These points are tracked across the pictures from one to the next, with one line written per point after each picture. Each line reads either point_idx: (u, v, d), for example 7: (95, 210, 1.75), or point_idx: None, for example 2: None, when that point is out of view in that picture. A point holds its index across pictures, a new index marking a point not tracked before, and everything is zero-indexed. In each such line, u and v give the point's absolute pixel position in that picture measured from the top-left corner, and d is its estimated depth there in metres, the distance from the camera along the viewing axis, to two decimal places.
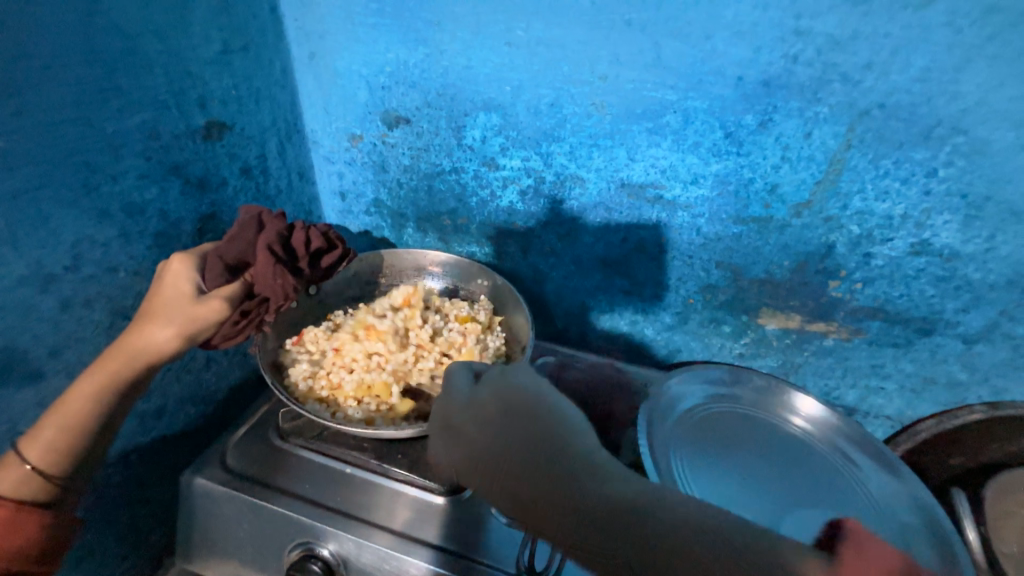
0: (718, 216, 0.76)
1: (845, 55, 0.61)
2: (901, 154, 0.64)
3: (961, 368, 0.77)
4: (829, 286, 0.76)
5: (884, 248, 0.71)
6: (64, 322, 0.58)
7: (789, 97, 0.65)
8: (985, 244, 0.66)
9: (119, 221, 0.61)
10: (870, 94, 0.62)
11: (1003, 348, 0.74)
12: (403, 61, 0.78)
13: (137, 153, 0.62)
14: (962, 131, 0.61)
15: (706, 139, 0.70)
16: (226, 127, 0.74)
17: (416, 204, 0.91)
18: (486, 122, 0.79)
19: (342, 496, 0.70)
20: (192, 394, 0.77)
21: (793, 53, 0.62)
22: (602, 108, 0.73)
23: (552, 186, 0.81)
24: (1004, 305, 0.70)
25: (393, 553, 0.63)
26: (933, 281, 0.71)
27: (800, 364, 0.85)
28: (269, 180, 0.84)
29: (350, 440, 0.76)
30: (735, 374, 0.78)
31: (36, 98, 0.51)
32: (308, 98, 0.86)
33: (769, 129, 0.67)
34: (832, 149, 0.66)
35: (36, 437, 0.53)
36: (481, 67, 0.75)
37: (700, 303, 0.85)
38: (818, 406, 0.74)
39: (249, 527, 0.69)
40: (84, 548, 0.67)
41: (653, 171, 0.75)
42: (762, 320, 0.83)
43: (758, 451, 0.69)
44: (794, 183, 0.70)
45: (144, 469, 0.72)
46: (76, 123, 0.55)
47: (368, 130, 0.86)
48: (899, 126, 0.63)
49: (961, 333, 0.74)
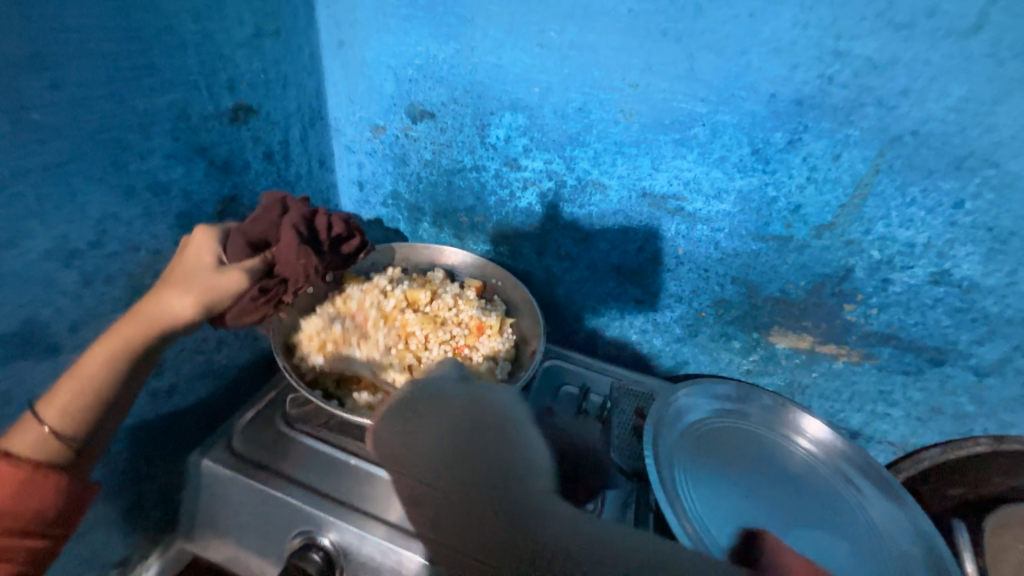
0: (738, 232, 0.75)
1: (881, 80, 0.60)
2: (930, 183, 0.64)
3: (969, 398, 0.77)
4: (844, 309, 0.76)
5: (903, 275, 0.70)
6: (85, 298, 0.58)
7: (821, 118, 0.64)
8: (1006, 278, 0.66)
9: (143, 199, 0.61)
10: (903, 121, 0.61)
11: (1014, 383, 0.73)
12: (432, 55, 0.77)
13: (166, 132, 0.62)
14: (993, 164, 0.60)
15: (733, 153, 0.70)
16: (253, 110, 0.74)
17: (434, 198, 0.91)
18: (512, 122, 0.79)
19: (346, 487, 0.70)
20: (202, 374, 0.77)
21: (829, 74, 0.62)
22: (630, 116, 0.72)
23: (573, 191, 0.81)
24: (1019, 339, 0.70)
25: (393, 546, 0.64)
26: (949, 312, 0.71)
27: (808, 384, 0.85)
28: (290, 165, 0.83)
29: (355, 432, 0.76)
30: (743, 391, 0.80)
31: (70, 72, 0.51)
32: (334, 87, 0.86)
33: (797, 148, 0.67)
34: (860, 173, 0.66)
35: (52, 400, 0.53)
36: (511, 66, 0.75)
37: (712, 317, 0.85)
38: (824, 429, 0.76)
39: (252, 511, 0.69)
40: (88, 522, 0.67)
41: (675, 182, 0.75)
42: (773, 339, 0.83)
43: (754, 478, 0.70)
44: (818, 205, 0.69)
45: (152, 447, 0.72)
46: (110, 100, 0.55)
47: (392, 122, 0.85)
48: (930, 154, 0.62)
49: (973, 365, 0.74)
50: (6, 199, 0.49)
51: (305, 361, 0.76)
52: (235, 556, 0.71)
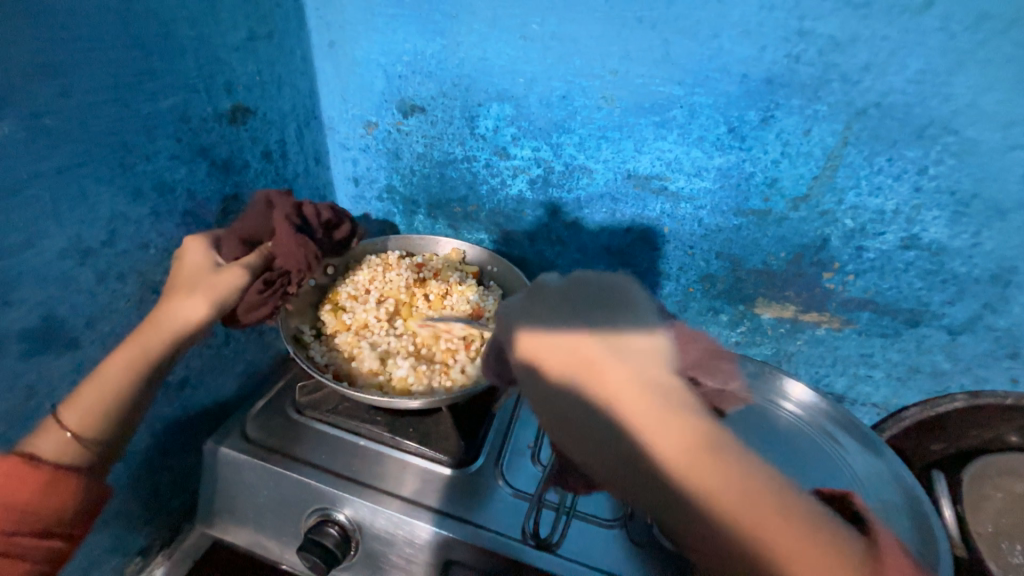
0: (719, 208, 0.79)
1: (845, 56, 0.64)
2: (895, 152, 0.68)
3: (945, 357, 0.81)
4: (822, 278, 0.80)
5: (875, 242, 0.74)
6: (100, 295, 0.61)
7: (790, 95, 0.68)
8: (971, 239, 0.70)
9: (150, 199, 0.64)
10: (867, 94, 0.65)
11: (986, 340, 0.78)
12: (419, 51, 0.80)
13: (169, 134, 0.65)
14: (953, 131, 0.64)
15: (710, 133, 0.73)
16: (250, 111, 0.77)
17: (427, 190, 0.94)
18: (499, 113, 0.82)
19: (357, 466, 0.74)
20: (213, 367, 0.80)
21: (796, 53, 0.65)
22: (611, 101, 0.76)
23: (560, 176, 0.84)
24: (987, 298, 0.74)
25: (405, 517, 0.67)
26: (920, 275, 0.75)
27: (794, 352, 0.89)
28: (288, 164, 0.86)
29: (363, 415, 0.79)
30: (730, 360, 0.85)
31: (79, 79, 0.54)
32: (327, 86, 0.89)
33: (770, 125, 0.70)
34: (829, 146, 0.69)
35: (75, 404, 0.57)
36: (496, 59, 0.78)
37: (699, 292, 0.88)
38: (807, 393, 0.81)
39: (268, 492, 0.72)
40: (112, 509, 0.70)
41: (658, 163, 0.78)
42: (758, 310, 0.87)
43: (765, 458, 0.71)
44: (793, 178, 0.73)
45: (168, 437, 0.75)
46: (115, 104, 0.58)
47: (384, 118, 0.89)
48: (894, 124, 0.66)
49: (946, 324, 0.78)
50: (24, 201, 0.52)
51: (310, 351, 0.80)
52: (254, 538, 0.75)
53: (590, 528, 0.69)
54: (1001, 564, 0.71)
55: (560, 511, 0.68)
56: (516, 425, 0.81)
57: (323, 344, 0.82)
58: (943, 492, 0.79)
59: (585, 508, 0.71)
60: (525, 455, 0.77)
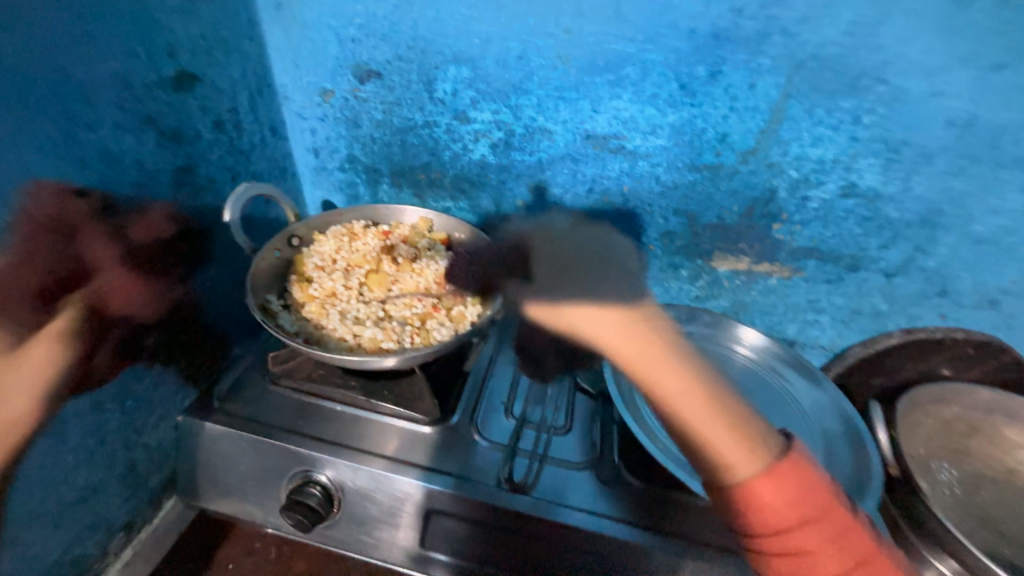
0: (675, 164, 0.82)
1: (784, 10, 0.67)
2: (832, 103, 0.71)
3: (882, 298, 0.88)
4: (772, 229, 0.85)
5: (818, 191, 0.79)
6: None
7: (735, 50, 0.70)
8: (902, 185, 0.75)
9: (98, 169, 0.62)
10: (806, 46, 0.68)
11: (917, 280, 0.84)
12: (372, 13, 0.79)
13: (112, 102, 0.62)
14: (884, 81, 0.68)
15: (663, 90, 0.76)
16: (197, 78, 0.74)
17: (389, 158, 0.93)
18: (456, 75, 0.82)
19: (335, 429, 0.76)
20: (181, 343, 0.79)
21: (738, 7, 0.68)
22: (567, 61, 0.77)
23: (521, 139, 0.85)
24: (917, 241, 0.80)
25: (384, 473, 0.70)
26: (859, 221, 0.80)
27: (749, 302, 0.94)
28: (242, 134, 0.85)
29: (337, 380, 0.80)
30: (688, 312, 0.91)
31: (9, 41, 0.51)
32: (277, 51, 0.86)
33: (718, 80, 0.73)
34: (774, 99, 0.73)
35: None
36: (449, 19, 0.77)
37: (660, 249, 0.92)
38: (758, 336, 0.86)
39: (248, 460, 0.74)
40: (89, 487, 0.70)
41: (615, 122, 0.80)
42: (714, 263, 0.92)
43: None
44: (741, 131, 0.76)
45: (140, 415, 0.75)
46: (52, 70, 0.55)
47: (340, 85, 0.87)
48: (831, 76, 0.69)
49: (883, 267, 0.84)
50: None
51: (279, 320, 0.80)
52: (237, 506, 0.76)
53: (563, 471, 0.73)
54: (929, 479, 0.81)
55: (533, 457, 0.72)
56: (489, 383, 0.84)
57: (292, 313, 0.82)
58: (879, 419, 0.84)
59: (557, 454, 0.75)
60: (499, 410, 0.81)
